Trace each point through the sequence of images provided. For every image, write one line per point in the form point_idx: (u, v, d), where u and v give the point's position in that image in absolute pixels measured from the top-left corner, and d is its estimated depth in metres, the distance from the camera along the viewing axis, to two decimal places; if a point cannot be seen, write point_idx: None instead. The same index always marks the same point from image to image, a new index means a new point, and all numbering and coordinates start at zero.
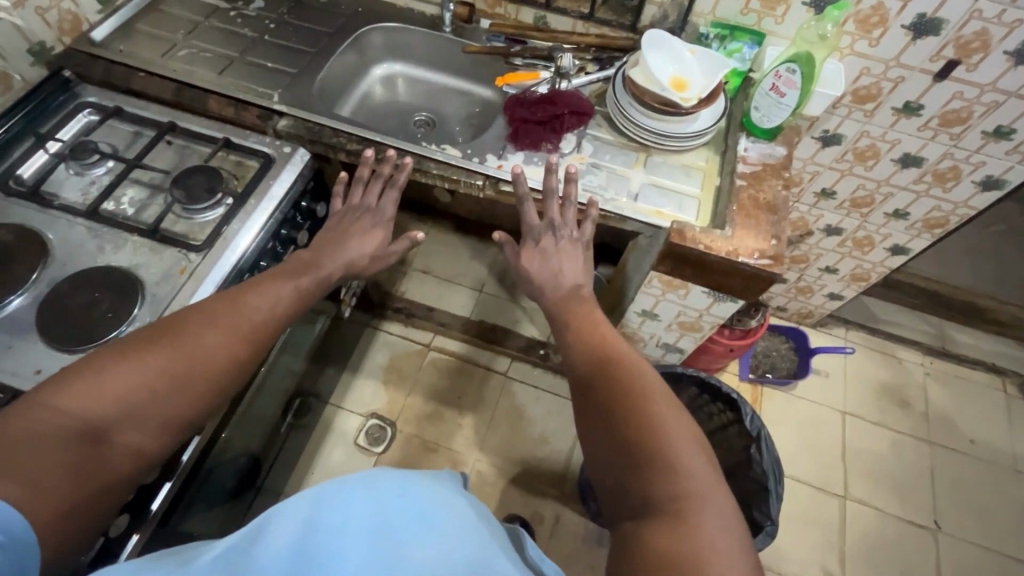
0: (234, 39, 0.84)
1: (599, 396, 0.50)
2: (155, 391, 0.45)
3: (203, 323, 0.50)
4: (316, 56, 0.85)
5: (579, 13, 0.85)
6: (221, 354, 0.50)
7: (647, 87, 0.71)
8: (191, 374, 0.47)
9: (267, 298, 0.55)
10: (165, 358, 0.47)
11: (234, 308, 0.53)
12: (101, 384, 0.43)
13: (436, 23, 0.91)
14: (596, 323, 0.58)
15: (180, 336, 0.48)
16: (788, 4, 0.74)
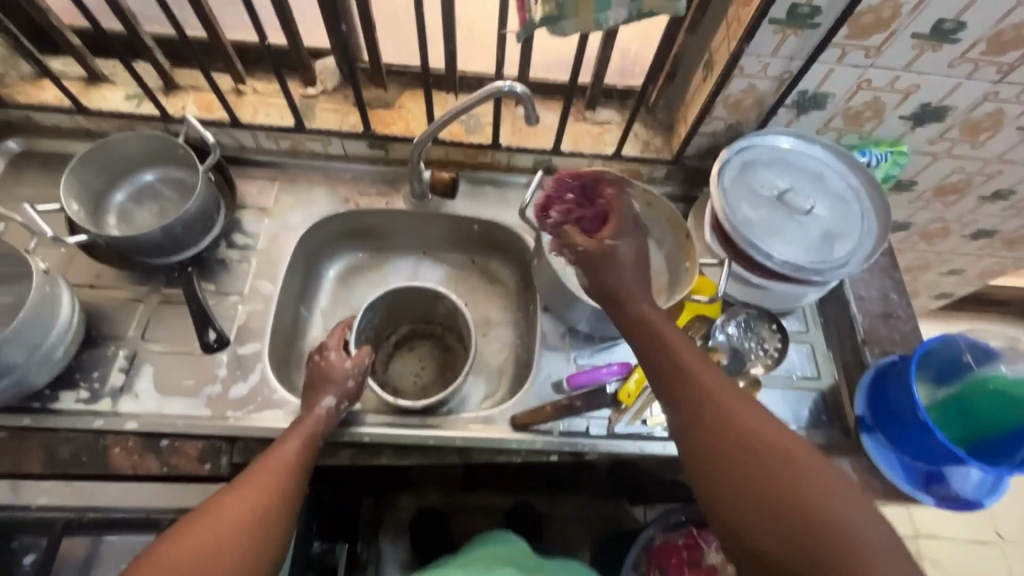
0: (295, 176, 1.00)
1: (757, 492, 0.55)
2: (222, 547, 0.55)
3: (241, 486, 0.60)
4: (363, 183, 1.01)
5: (591, 155, 0.99)
6: (258, 504, 0.60)
7: (725, 216, 0.81)
8: (234, 529, 0.57)
9: (288, 448, 0.67)
10: (212, 519, 0.56)
11: (261, 467, 0.63)
12: (166, 552, 0.53)
13: (445, 165, 1.02)
14: (710, 398, 0.61)
15: (227, 502, 0.58)
16: (782, 137, 0.87)
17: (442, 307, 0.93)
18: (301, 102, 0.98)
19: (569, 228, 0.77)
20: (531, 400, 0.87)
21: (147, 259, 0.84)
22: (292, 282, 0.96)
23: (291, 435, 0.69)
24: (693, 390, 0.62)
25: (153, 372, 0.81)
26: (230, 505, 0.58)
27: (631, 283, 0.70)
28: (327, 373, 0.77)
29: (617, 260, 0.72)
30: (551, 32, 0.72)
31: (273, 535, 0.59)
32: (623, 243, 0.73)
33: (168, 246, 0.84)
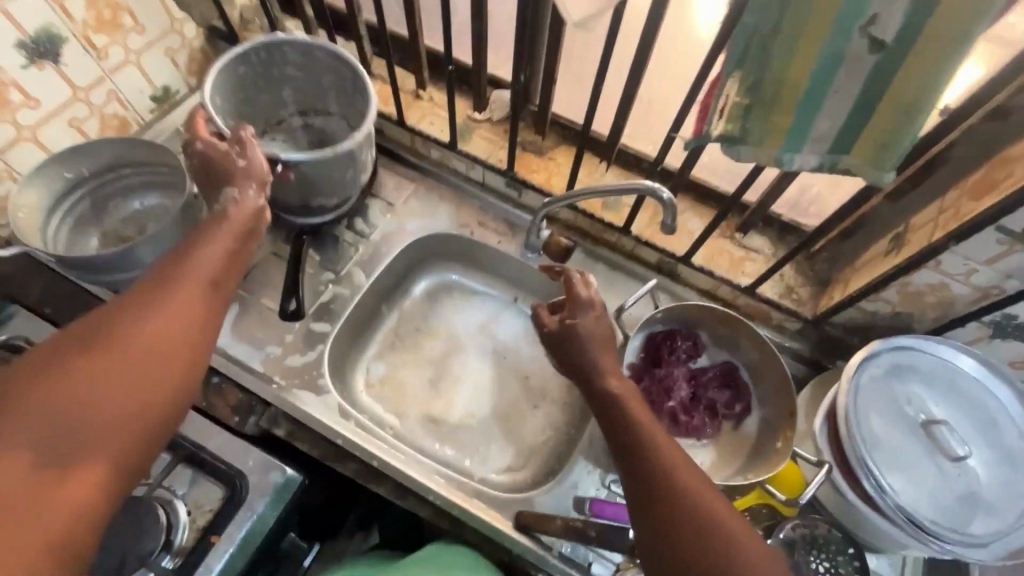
0: (429, 186, 1.04)
1: (676, 520, 0.56)
2: (137, 378, 0.50)
3: (144, 306, 0.53)
4: (486, 215, 1.02)
5: (721, 278, 0.90)
6: (185, 308, 0.55)
7: (847, 422, 0.67)
8: (148, 339, 0.51)
9: (215, 244, 0.60)
10: (117, 325, 0.51)
11: (172, 284, 0.56)
12: (66, 366, 0.48)
13: (569, 228, 0.99)
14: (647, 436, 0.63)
15: (128, 328, 0.51)
16: (963, 364, 0.69)
17: (293, 78, 0.90)
18: (464, 122, 1.01)
19: (540, 306, 0.78)
20: (547, 503, 0.80)
21: (282, 215, 0.90)
22: (384, 280, 0.99)
23: (200, 245, 0.60)
24: (650, 454, 0.61)
25: (236, 313, 0.88)
26: (137, 331, 0.51)
27: (597, 359, 0.71)
28: (226, 164, 0.68)
29: (580, 338, 0.72)
30: (723, 151, 0.65)
31: (200, 337, 0.55)
32: (583, 321, 0.73)
33: (299, 210, 0.88)
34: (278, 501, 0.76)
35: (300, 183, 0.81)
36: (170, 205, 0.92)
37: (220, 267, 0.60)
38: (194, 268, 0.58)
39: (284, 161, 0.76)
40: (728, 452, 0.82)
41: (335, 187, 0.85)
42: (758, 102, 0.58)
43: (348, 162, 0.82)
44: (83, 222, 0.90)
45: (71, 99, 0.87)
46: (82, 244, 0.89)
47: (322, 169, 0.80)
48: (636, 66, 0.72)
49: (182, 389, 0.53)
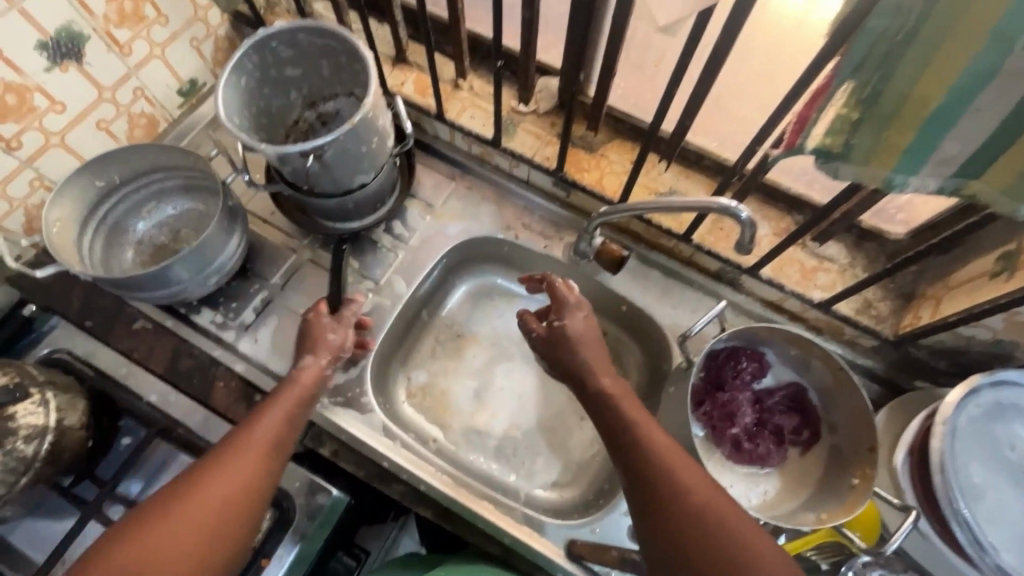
0: (470, 184, 0.97)
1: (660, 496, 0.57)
2: (173, 562, 0.52)
3: (264, 433, 0.62)
4: (531, 216, 0.95)
5: (790, 292, 0.82)
6: (233, 493, 0.57)
7: (942, 471, 0.61)
8: (201, 528, 0.54)
9: (268, 424, 0.63)
10: (178, 508, 0.54)
11: (237, 450, 0.59)
12: (200, 483, 0.56)
13: (622, 231, 0.92)
14: (636, 421, 0.63)
15: (207, 483, 0.56)
16: None
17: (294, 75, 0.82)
18: (508, 115, 0.93)
19: (526, 312, 0.79)
20: (600, 532, 0.76)
21: (320, 221, 0.85)
22: (424, 286, 0.94)
23: (276, 404, 0.65)
24: (637, 437, 0.61)
25: (275, 325, 0.85)
26: (181, 516, 0.54)
27: (588, 360, 0.71)
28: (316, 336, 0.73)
29: (568, 336, 0.72)
30: (816, 167, 0.57)
31: (245, 524, 0.57)
32: (570, 321, 0.73)
33: (337, 216, 0.84)
34: (325, 523, 0.75)
35: (325, 171, 0.72)
36: (204, 209, 0.89)
37: (277, 436, 0.63)
38: (243, 448, 0.60)
39: (306, 152, 0.67)
40: (794, 481, 0.77)
41: (363, 169, 0.76)
42: (873, 115, 0.49)
43: (370, 134, 0.72)
44: (117, 231, 0.86)
45: (97, 100, 0.83)
46: (117, 253, 0.86)
47: (345, 150, 0.70)
48: (713, 61, 0.63)
49: (242, 524, 0.56)
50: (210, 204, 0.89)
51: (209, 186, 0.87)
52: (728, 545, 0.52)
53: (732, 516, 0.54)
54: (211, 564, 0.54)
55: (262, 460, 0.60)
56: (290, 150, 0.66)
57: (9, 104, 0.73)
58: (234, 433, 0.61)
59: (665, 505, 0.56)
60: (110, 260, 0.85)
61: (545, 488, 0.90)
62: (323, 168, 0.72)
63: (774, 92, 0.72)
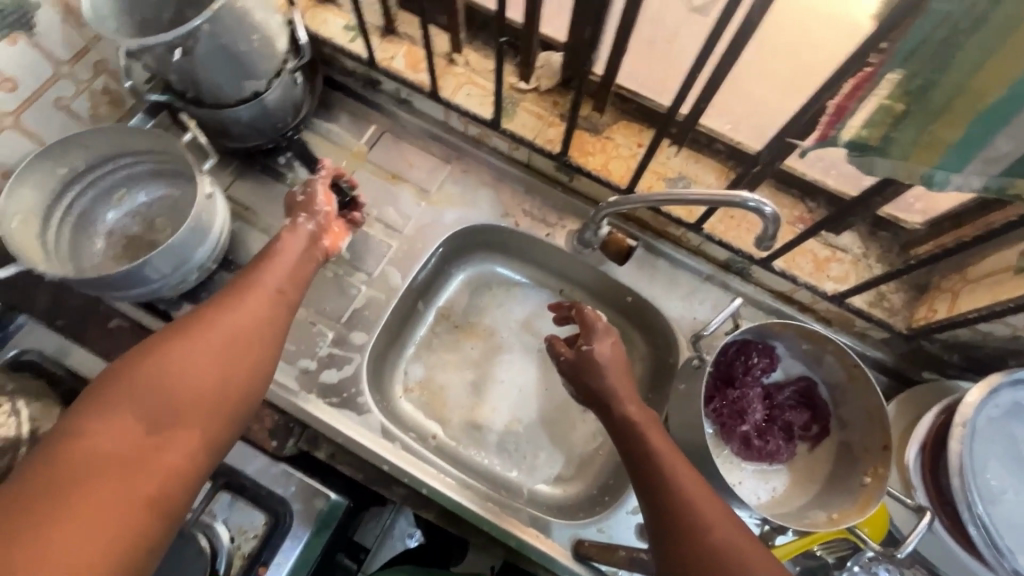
0: (468, 167, 0.92)
1: (688, 531, 0.55)
2: (203, 375, 0.53)
3: (266, 279, 0.62)
4: (532, 202, 0.90)
5: (803, 284, 0.80)
6: (247, 330, 0.58)
7: (959, 475, 0.59)
8: (218, 357, 0.54)
9: (275, 274, 0.63)
10: (194, 336, 0.54)
11: (244, 293, 0.60)
12: (211, 318, 0.56)
13: (628, 219, 0.87)
14: (669, 456, 0.60)
15: (221, 319, 0.57)
16: None
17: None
18: (508, 94, 0.87)
19: (554, 336, 0.74)
20: (606, 531, 0.75)
21: (233, 144, 0.85)
22: (421, 275, 0.90)
23: (279, 253, 0.65)
24: (665, 473, 0.59)
25: None
26: (199, 340, 0.55)
27: (613, 387, 0.67)
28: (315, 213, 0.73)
29: (598, 364, 0.67)
30: (847, 159, 0.53)
31: (259, 359, 0.57)
32: (598, 347, 0.68)
33: (250, 133, 0.84)
34: (325, 527, 0.72)
35: (209, 69, 0.71)
36: (179, 195, 0.82)
37: (284, 280, 0.64)
38: (248, 290, 0.60)
39: (172, 45, 0.66)
40: (803, 477, 0.76)
41: (248, 76, 0.75)
42: (920, 106, 0.45)
43: (247, 29, 0.70)
44: (84, 221, 0.79)
45: (54, 76, 0.75)
46: (86, 245, 0.79)
47: (219, 48, 0.69)
48: (739, 41, 0.58)
49: (256, 363, 0.57)
50: (187, 189, 0.82)
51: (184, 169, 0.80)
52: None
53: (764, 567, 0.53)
54: (235, 383, 0.55)
55: (274, 300, 0.61)
56: (149, 41, 0.65)
57: None
58: (242, 281, 0.62)
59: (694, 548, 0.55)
60: (78, 254, 0.78)
61: (548, 483, 0.88)
62: (198, 69, 0.71)
63: (798, 73, 0.67)
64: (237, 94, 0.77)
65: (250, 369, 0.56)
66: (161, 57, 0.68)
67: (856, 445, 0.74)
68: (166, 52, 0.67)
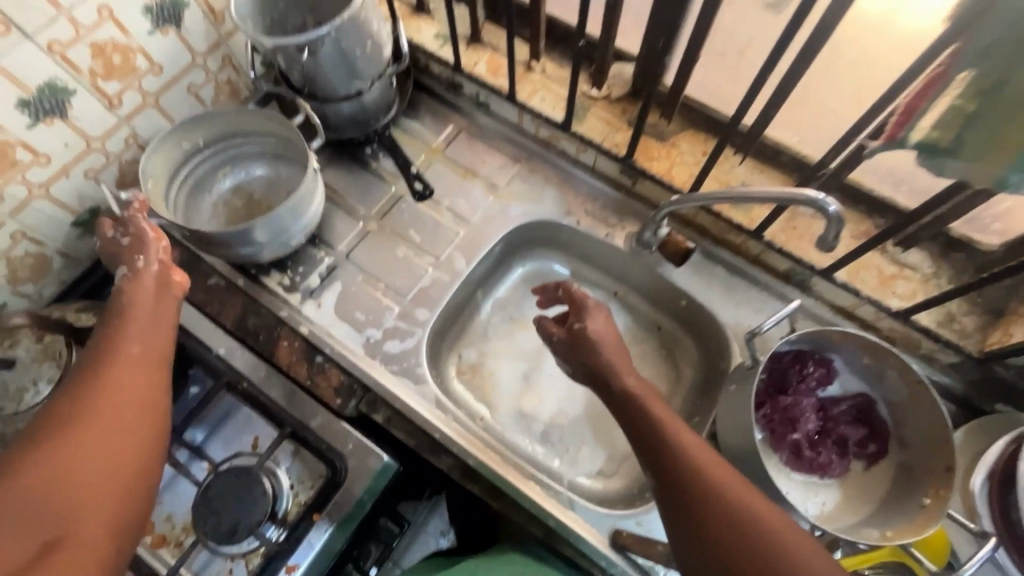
0: (535, 167, 0.97)
1: (692, 486, 0.58)
2: (89, 490, 0.51)
3: (145, 317, 0.63)
4: (593, 203, 0.94)
5: (867, 298, 0.79)
6: (129, 400, 0.57)
7: None
8: (69, 488, 0.50)
9: (142, 331, 0.62)
10: (35, 473, 0.49)
11: (101, 363, 0.58)
12: (58, 452, 0.51)
13: (689, 224, 0.89)
14: (660, 425, 0.62)
15: (86, 421, 0.53)
16: None
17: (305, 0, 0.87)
18: (580, 100, 0.92)
19: (543, 318, 0.75)
20: (644, 525, 0.75)
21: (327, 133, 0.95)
22: (483, 265, 0.95)
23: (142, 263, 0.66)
24: (662, 440, 0.61)
25: (338, 291, 0.88)
26: (89, 423, 0.54)
27: (610, 361, 0.69)
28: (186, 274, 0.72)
29: (592, 340, 0.69)
30: (919, 163, 0.54)
31: (151, 437, 0.56)
32: (591, 323, 0.71)
33: (344, 124, 0.93)
34: (375, 486, 0.76)
35: (326, 67, 0.81)
36: (282, 175, 0.92)
37: (155, 303, 0.65)
38: (121, 344, 0.60)
39: (303, 45, 0.75)
40: (857, 496, 0.74)
41: (357, 75, 0.85)
42: (994, 107, 0.46)
43: (365, 38, 0.80)
44: (200, 185, 0.91)
45: (190, 65, 0.87)
46: (198, 207, 0.91)
47: (340, 51, 0.79)
48: (812, 48, 0.60)
49: (151, 444, 0.56)
50: (291, 172, 0.92)
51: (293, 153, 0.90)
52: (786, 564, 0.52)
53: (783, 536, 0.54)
54: (128, 451, 0.54)
55: (143, 362, 0.60)
56: (285, 40, 0.74)
57: (115, 63, 0.77)
58: (93, 349, 0.59)
59: (703, 505, 0.57)
60: (191, 210, 0.90)
61: (588, 476, 0.89)
62: (319, 65, 0.80)
63: (870, 84, 0.68)
64: (341, 91, 0.87)
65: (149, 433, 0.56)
66: (288, 53, 0.77)
67: (918, 466, 0.71)
68: (293, 50, 0.76)
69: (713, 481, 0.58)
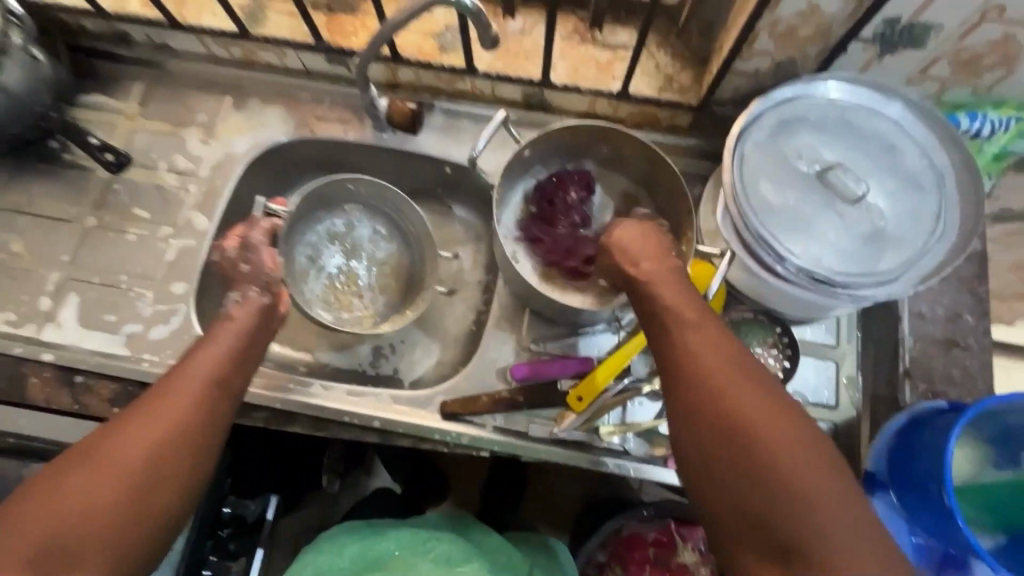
0: (248, 93, 0.88)
1: (690, 389, 0.51)
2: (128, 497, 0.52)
3: (210, 351, 0.62)
4: (322, 106, 0.87)
5: (593, 91, 0.78)
6: (183, 421, 0.56)
7: (734, 202, 0.59)
8: (126, 498, 0.52)
9: (210, 361, 0.61)
10: (101, 485, 0.51)
11: (168, 392, 0.57)
12: (107, 464, 0.52)
13: (419, 89, 0.85)
14: (678, 316, 0.54)
15: (135, 436, 0.54)
16: (825, 89, 0.63)
17: None
18: (254, 2, 0.83)
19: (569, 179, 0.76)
20: (471, 384, 0.75)
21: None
22: (238, 215, 0.87)
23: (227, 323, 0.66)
24: (675, 329, 0.54)
25: (77, 304, 0.77)
26: (135, 439, 0.54)
27: (625, 259, 0.61)
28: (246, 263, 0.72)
29: (618, 243, 0.62)
30: None
31: (198, 451, 0.57)
32: (623, 225, 0.63)
33: (1, 126, 0.78)
34: None
35: None
36: (400, 269, 0.89)
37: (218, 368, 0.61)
38: (193, 367, 0.60)
39: None
40: None
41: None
42: None
43: None
44: (319, 203, 0.87)
45: None
46: (300, 225, 0.86)
47: None
48: None
49: (194, 450, 0.56)
50: (401, 260, 0.89)
51: (376, 222, 0.89)
52: (750, 432, 0.47)
53: (754, 406, 0.49)
54: (166, 459, 0.54)
55: (206, 388, 0.59)
56: None
57: None
58: (163, 383, 0.59)
59: (705, 408, 0.50)
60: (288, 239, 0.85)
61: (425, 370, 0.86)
62: None
63: None
64: None
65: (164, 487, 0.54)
66: None
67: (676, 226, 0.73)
68: None
69: (726, 388, 0.49)
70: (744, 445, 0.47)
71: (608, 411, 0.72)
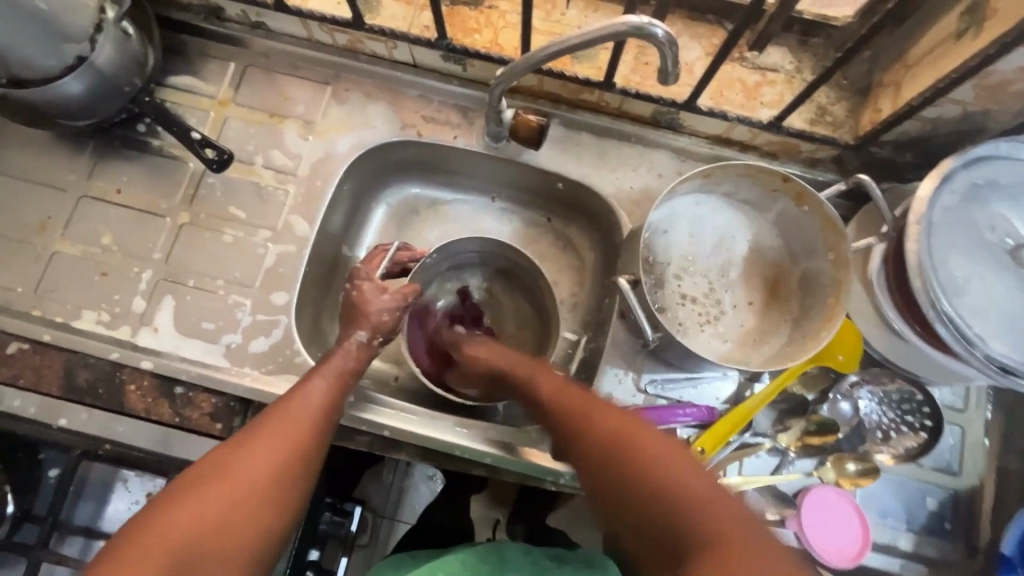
0: (349, 85, 0.81)
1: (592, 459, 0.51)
2: (238, 515, 0.48)
3: (320, 377, 0.60)
4: (430, 106, 0.80)
5: (737, 117, 0.71)
6: (297, 440, 0.53)
7: (917, 277, 0.55)
8: (241, 513, 0.48)
9: (323, 385, 0.59)
10: (218, 501, 0.47)
11: (277, 414, 0.55)
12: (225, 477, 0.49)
13: (538, 95, 0.78)
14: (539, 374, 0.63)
15: (245, 453, 0.51)
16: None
17: None
18: None
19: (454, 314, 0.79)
20: None
21: (75, 125, 0.73)
22: (334, 218, 0.81)
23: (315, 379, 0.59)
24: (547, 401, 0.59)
25: (172, 307, 0.74)
26: (245, 453, 0.51)
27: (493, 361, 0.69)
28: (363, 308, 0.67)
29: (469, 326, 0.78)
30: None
31: (305, 476, 0.53)
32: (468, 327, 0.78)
33: (94, 109, 0.72)
34: None
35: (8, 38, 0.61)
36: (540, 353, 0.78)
37: (317, 420, 0.56)
38: (305, 391, 0.58)
39: None
40: (776, 310, 0.73)
41: (63, 37, 0.64)
42: None
43: None
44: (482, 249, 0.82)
45: None
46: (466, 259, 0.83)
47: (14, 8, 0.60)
48: None
49: (303, 473, 0.53)
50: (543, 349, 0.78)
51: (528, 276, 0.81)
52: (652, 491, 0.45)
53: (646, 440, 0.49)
54: (276, 478, 0.51)
55: (314, 413, 0.56)
56: None
57: None
58: (274, 405, 0.56)
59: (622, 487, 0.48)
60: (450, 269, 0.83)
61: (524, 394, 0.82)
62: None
63: None
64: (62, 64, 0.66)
65: (259, 544, 0.48)
66: None
67: (797, 222, 0.71)
68: None
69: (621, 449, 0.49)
70: (647, 489, 0.45)
71: (728, 465, 0.69)
